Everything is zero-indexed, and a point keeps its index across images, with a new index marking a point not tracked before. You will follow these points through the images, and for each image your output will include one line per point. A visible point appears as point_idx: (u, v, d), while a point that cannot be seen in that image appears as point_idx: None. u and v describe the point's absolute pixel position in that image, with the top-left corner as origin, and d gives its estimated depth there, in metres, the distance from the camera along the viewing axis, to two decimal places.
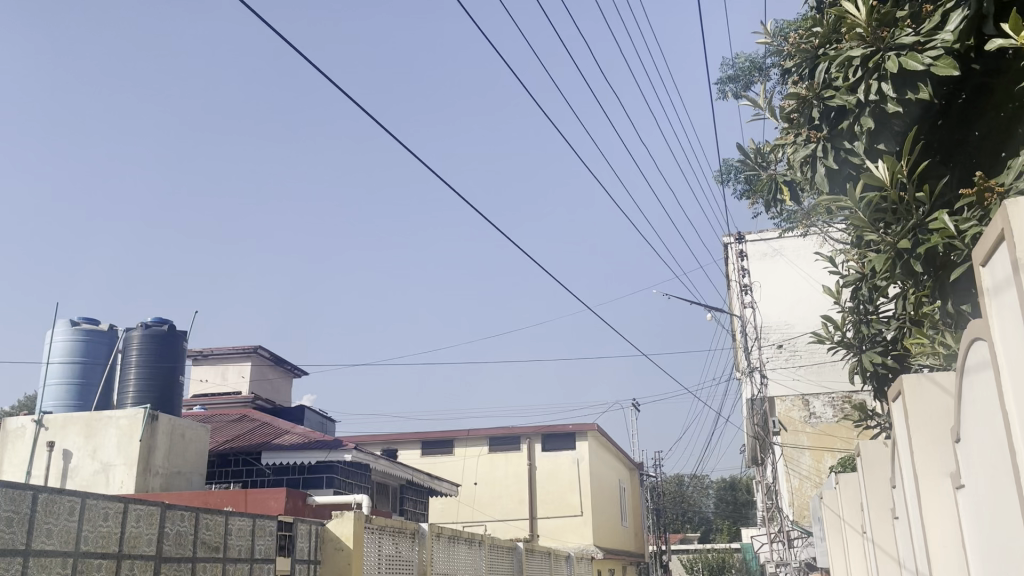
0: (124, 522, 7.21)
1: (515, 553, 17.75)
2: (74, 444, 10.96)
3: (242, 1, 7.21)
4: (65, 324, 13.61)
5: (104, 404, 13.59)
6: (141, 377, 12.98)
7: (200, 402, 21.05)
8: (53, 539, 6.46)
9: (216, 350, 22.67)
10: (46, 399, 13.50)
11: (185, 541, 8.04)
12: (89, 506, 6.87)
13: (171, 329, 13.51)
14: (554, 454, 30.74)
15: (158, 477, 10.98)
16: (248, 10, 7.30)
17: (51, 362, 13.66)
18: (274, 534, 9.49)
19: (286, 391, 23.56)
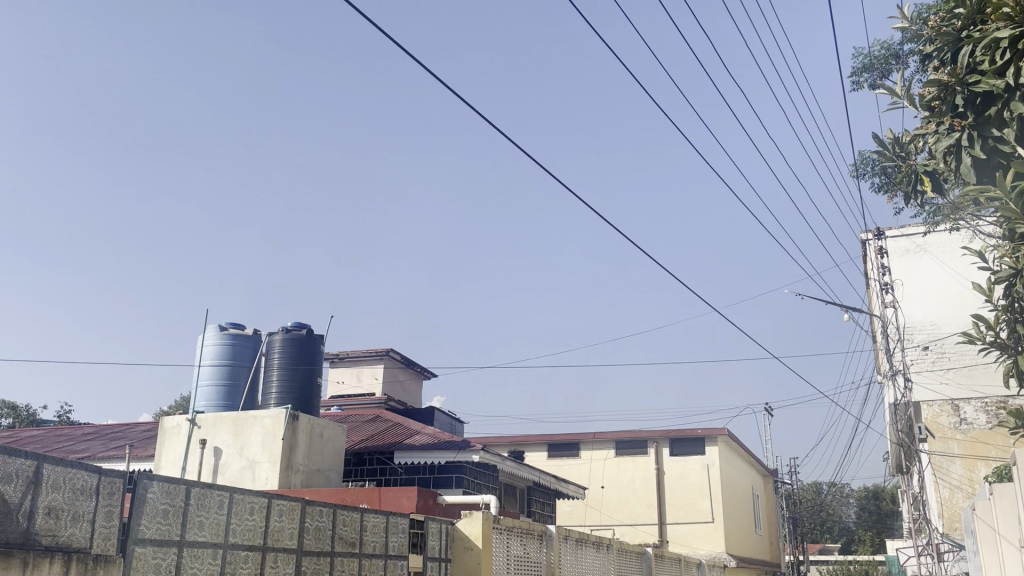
0: (268, 516, 7.65)
1: (644, 557, 17.56)
2: (222, 441, 11.68)
3: (353, 5, 7.41)
4: (214, 331, 14.77)
5: (250, 404, 14.42)
6: (283, 378, 13.71)
7: (337, 402, 21.99)
8: (204, 531, 6.93)
9: (350, 353, 23.63)
10: (198, 399, 14.52)
11: (324, 536, 8.44)
12: (236, 500, 7.33)
13: (309, 333, 14.19)
14: (682, 459, 30.19)
15: (299, 474, 11.56)
16: (358, 11, 7.50)
17: (203, 364, 14.70)
18: (406, 531, 9.81)
19: (416, 393, 24.28)
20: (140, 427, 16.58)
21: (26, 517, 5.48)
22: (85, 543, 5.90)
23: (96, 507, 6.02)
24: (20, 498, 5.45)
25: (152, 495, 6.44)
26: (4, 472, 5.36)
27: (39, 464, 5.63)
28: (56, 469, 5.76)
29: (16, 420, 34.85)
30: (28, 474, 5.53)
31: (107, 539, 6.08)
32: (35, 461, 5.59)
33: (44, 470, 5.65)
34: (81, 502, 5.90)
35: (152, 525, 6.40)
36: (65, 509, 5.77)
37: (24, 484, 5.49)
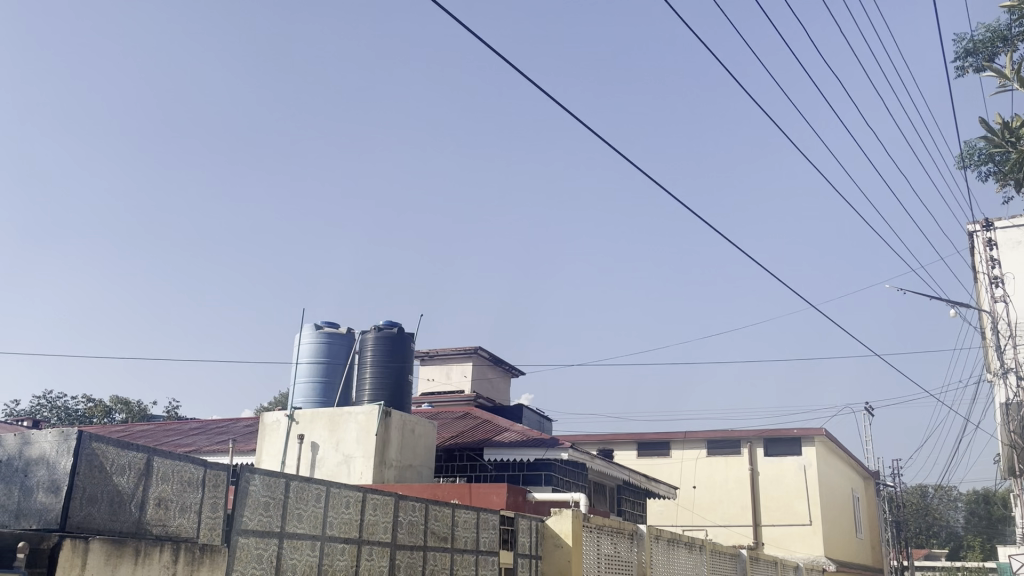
0: (363, 509, 7.85)
1: (738, 560, 17.18)
2: (319, 436, 12.03)
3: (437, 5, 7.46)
4: (311, 329, 15.29)
5: (344, 400, 14.83)
6: (376, 375, 14.03)
7: (428, 399, 22.35)
8: (303, 523, 7.17)
9: (440, 351, 23.97)
10: (296, 395, 15.03)
11: (417, 530, 8.60)
12: (333, 494, 7.55)
13: (400, 331, 14.50)
14: (778, 459, 29.39)
15: (392, 470, 11.82)
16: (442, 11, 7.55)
17: (300, 362, 15.21)
18: (497, 527, 9.90)
19: (505, 390, 24.45)
20: (242, 422, 17.27)
21: (138, 507, 5.79)
22: (192, 532, 6.19)
23: (202, 498, 6.31)
24: (133, 489, 5.76)
25: (254, 488, 6.70)
26: (117, 463, 5.67)
27: (149, 457, 5.93)
28: (165, 462, 6.06)
29: (129, 415, 36.89)
30: (139, 466, 5.84)
31: (213, 530, 6.37)
32: (146, 454, 5.90)
33: (154, 462, 5.96)
34: (189, 494, 6.20)
35: (254, 517, 6.67)
36: (174, 500, 6.07)
37: (136, 475, 5.80)
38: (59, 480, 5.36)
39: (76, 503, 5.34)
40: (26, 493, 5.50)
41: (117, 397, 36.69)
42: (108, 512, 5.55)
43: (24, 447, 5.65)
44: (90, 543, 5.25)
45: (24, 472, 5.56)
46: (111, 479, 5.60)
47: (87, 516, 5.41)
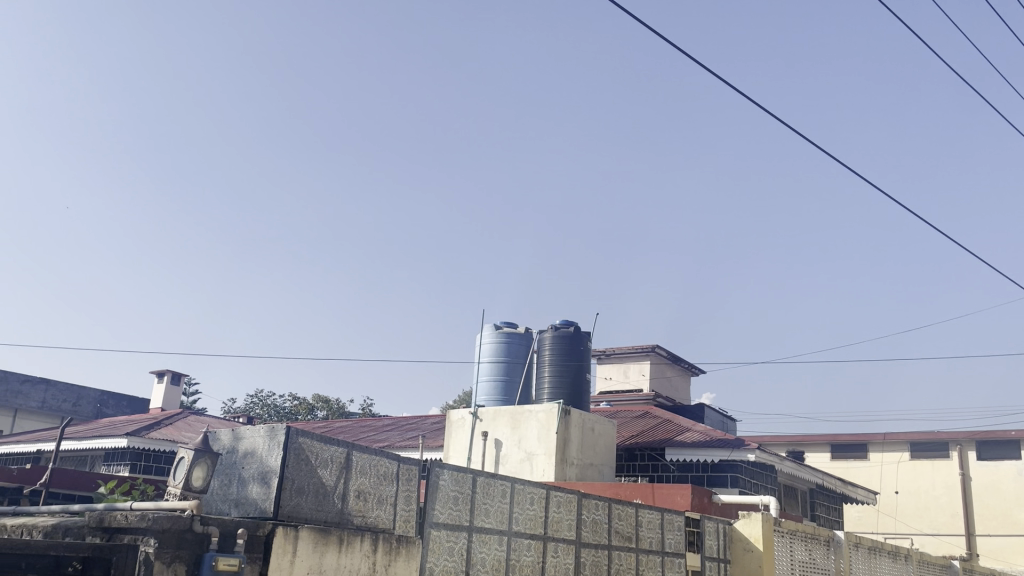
0: (547, 506, 7.95)
1: (950, 571, 15.81)
2: (502, 434, 12.27)
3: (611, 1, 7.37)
4: (491, 329, 15.73)
5: (525, 398, 15.09)
6: (555, 374, 14.16)
7: (606, 398, 22.27)
8: (490, 518, 7.37)
9: (617, 349, 23.81)
10: (479, 394, 15.47)
11: (601, 529, 8.59)
12: (517, 490, 7.70)
13: (576, 330, 14.60)
14: (993, 464, 26.72)
15: (573, 468, 11.91)
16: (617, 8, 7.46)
17: (481, 361, 15.64)
18: (682, 529, 9.70)
19: (684, 389, 23.92)
20: (430, 419, 17.99)
21: (340, 498, 6.17)
22: (389, 524, 6.52)
23: (397, 491, 6.64)
24: (334, 482, 6.15)
25: (444, 482, 6.97)
26: (321, 457, 6.08)
27: (349, 451, 6.31)
28: (363, 456, 6.42)
29: (329, 411, 39.54)
30: (340, 460, 6.22)
31: (408, 521, 6.68)
32: (345, 449, 6.27)
33: (354, 456, 6.33)
34: (385, 487, 6.54)
35: (444, 510, 6.94)
36: (371, 492, 6.42)
37: (337, 469, 6.19)
38: (270, 472, 5.82)
39: (287, 493, 5.78)
40: (241, 484, 6.00)
41: (319, 395, 39.43)
42: (314, 503, 5.96)
43: (240, 442, 6.17)
44: (300, 531, 5.66)
45: (240, 464, 6.07)
46: (316, 471, 6.01)
47: (296, 507, 5.82)
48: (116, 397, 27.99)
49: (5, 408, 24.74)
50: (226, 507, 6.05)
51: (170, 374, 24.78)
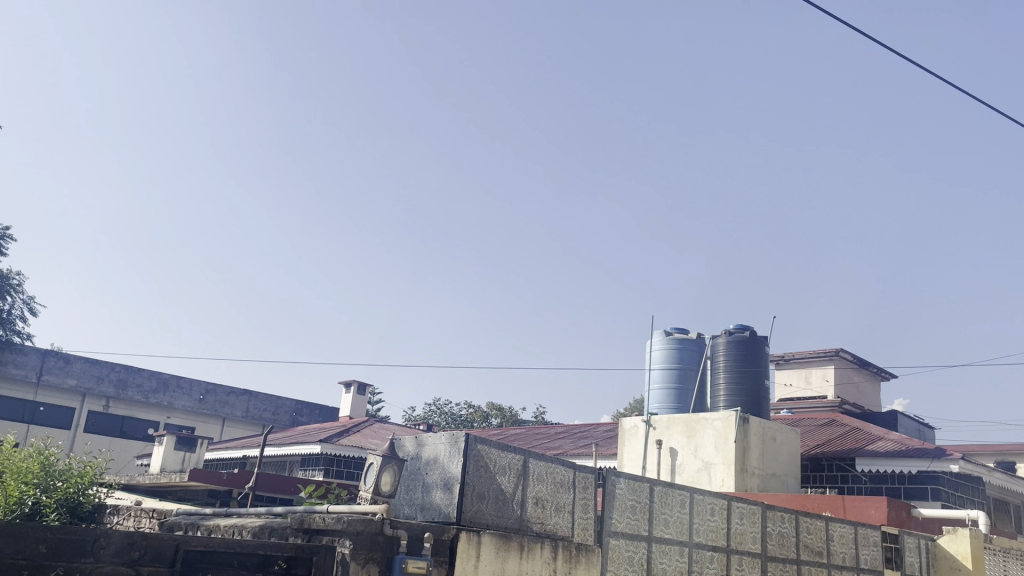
0: (729, 517, 7.69)
1: None
2: (678, 442, 11.96)
3: None
4: (661, 336, 15.49)
5: (700, 405, 14.69)
6: (731, 380, 13.69)
7: (787, 404, 21.26)
8: (670, 528, 7.22)
9: (797, 354, 22.70)
10: (652, 401, 15.24)
11: (789, 542, 8.20)
12: (697, 500, 7.50)
13: (752, 334, 14.08)
14: None
15: (755, 478, 11.46)
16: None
17: (653, 368, 15.40)
18: (879, 545, 9.10)
19: (872, 395, 22.43)
20: (603, 427, 17.90)
21: (519, 505, 6.26)
22: (568, 531, 6.54)
23: (574, 499, 6.66)
24: (513, 488, 6.25)
25: (620, 491, 6.91)
26: (499, 464, 6.19)
27: (525, 459, 6.39)
28: (540, 464, 6.49)
29: (503, 419, 40.36)
30: (518, 467, 6.32)
31: (586, 530, 6.67)
32: (522, 456, 6.37)
33: (530, 464, 6.41)
34: (562, 494, 6.58)
35: (622, 519, 6.88)
36: (549, 499, 6.48)
37: (515, 476, 6.28)
38: (452, 478, 6.00)
39: (468, 499, 5.92)
40: (426, 489, 6.21)
41: (493, 404, 40.37)
42: (494, 509, 6.08)
43: (423, 448, 6.39)
44: (482, 536, 5.79)
45: (425, 471, 6.29)
46: (495, 478, 6.13)
47: (477, 513, 5.96)
48: (308, 405, 29.95)
49: (214, 417, 27.10)
50: (412, 512, 6.29)
51: (355, 384, 26.20)
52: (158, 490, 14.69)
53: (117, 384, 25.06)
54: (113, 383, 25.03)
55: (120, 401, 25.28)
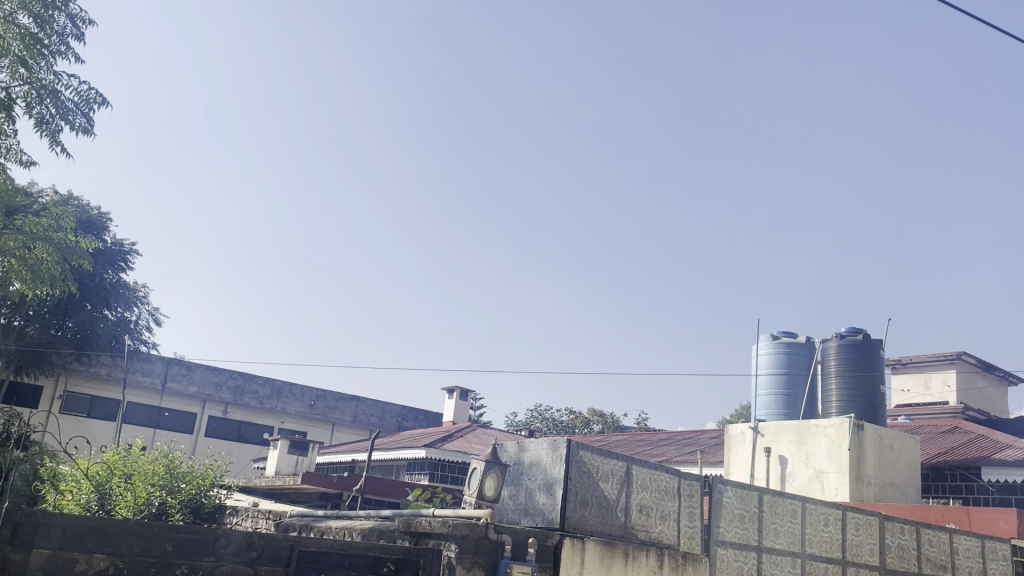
0: (845, 529, 7.38)
1: None
2: (787, 450, 11.56)
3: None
4: (767, 340, 15.07)
5: (810, 412, 14.17)
6: (843, 386, 13.16)
7: (905, 411, 20.26)
8: (781, 539, 7.00)
9: (915, 358, 21.63)
10: (759, 408, 14.81)
11: (909, 556, 7.82)
12: (810, 510, 7.24)
13: (866, 337, 13.50)
14: None
15: (871, 487, 10.98)
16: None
17: (760, 373, 14.98)
18: (1007, 559, 8.61)
19: (999, 402, 21.12)
20: (708, 434, 17.52)
21: (623, 512, 6.20)
22: (674, 540, 6.44)
23: (679, 507, 6.55)
24: (616, 495, 6.19)
25: (728, 499, 6.73)
26: (602, 470, 6.16)
27: (628, 465, 6.33)
28: (643, 471, 6.41)
29: (605, 425, 40.10)
30: (621, 474, 6.26)
31: (693, 538, 6.55)
32: (625, 463, 6.31)
33: (633, 470, 6.34)
34: (667, 502, 6.48)
35: (731, 529, 6.73)
36: (654, 507, 6.39)
37: (619, 482, 6.23)
38: (554, 484, 5.99)
39: (571, 505, 5.91)
40: (529, 494, 6.23)
41: (594, 409, 40.20)
42: (598, 516, 6.04)
43: (525, 453, 6.41)
44: (585, 543, 5.77)
45: (527, 476, 6.31)
46: (598, 484, 6.09)
47: (580, 519, 5.93)
48: (414, 410, 30.59)
49: (324, 422, 28.04)
50: (516, 517, 6.31)
51: (458, 390, 26.55)
52: (272, 492, 15.29)
53: (234, 390, 26.27)
54: (231, 389, 26.24)
55: (237, 407, 26.47)
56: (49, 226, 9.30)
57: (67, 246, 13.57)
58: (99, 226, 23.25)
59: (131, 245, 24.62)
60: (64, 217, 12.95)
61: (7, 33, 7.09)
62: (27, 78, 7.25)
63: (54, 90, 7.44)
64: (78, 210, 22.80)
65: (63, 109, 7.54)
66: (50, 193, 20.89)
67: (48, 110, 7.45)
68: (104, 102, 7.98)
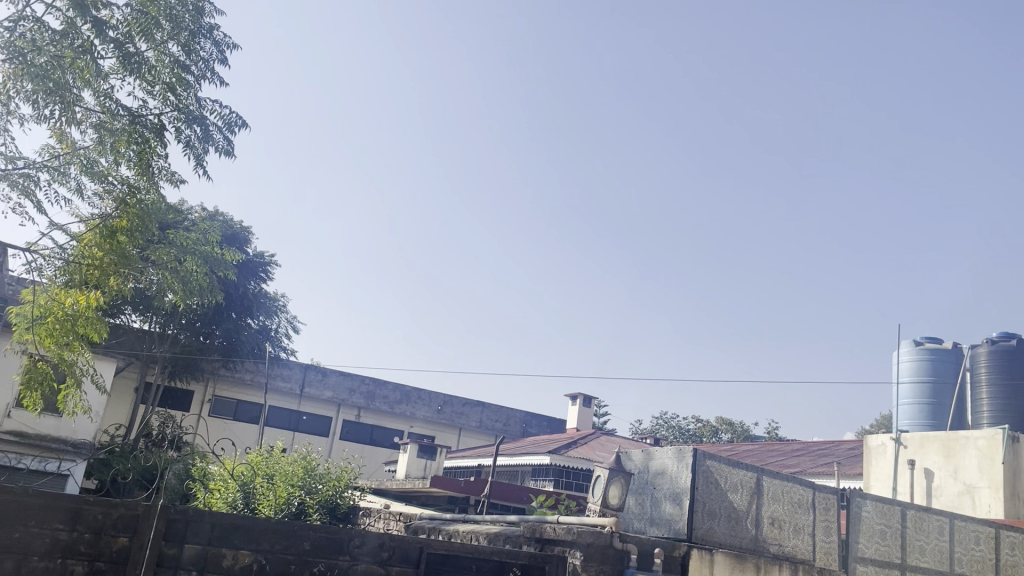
0: (999, 548, 7.03)
1: None
2: (933, 463, 10.85)
3: None
4: (909, 346, 14.26)
5: (958, 423, 13.29)
6: (995, 396, 12.27)
7: None
8: (927, 557, 6.67)
9: None
10: (901, 418, 14.01)
11: None
12: (958, 528, 6.88)
13: (1020, 343, 12.51)
14: None
15: None
16: None
17: (902, 382, 14.19)
18: None
19: None
20: (846, 445, 16.72)
21: (753, 524, 6.02)
22: (809, 555, 6.20)
23: (815, 520, 6.29)
24: (746, 506, 6.02)
25: (867, 514, 6.47)
26: (730, 481, 6.00)
27: (759, 476, 6.14)
28: (774, 482, 6.20)
29: (734, 435, 39.00)
30: (751, 484, 6.09)
31: (830, 554, 6.28)
32: (755, 473, 6.12)
33: (764, 481, 6.15)
34: (801, 515, 6.24)
35: (870, 545, 6.43)
36: (786, 521, 6.17)
37: (748, 493, 6.05)
38: (681, 493, 5.89)
39: (698, 516, 5.79)
40: (655, 504, 6.13)
41: (722, 418, 39.19)
42: (727, 528, 5.89)
43: (651, 461, 6.31)
44: (715, 555, 5.63)
45: (653, 484, 6.22)
46: (726, 495, 5.95)
47: (709, 530, 5.80)
48: (538, 416, 30.80)
49: (452, 427, 28.66)
50: (642, 527, 6.22)
51: (582, 397, 26.53)
52: (403, 494, 15.75)
53: (366, 395, 27.26)
54: (363, 394, 27.25)
55: (369, 411, 27.44)
56: (199, 239, 9.96)
57: (214, 258, 14.49)
58: (242, 239, 24.69)
59: (271, 257, 26.00)
60: (211, 231, 13.85)
61: (159, 62, 7.66)
62: (176, 104, 7.80)
63: (199, 115, 7.96)
64: (223, 225, 24.33)
65: (207, 132, 8.07)
66: (199, 211, 22.35)
67: (194, 133, 7.99)
68: (244, 124, 8.48)
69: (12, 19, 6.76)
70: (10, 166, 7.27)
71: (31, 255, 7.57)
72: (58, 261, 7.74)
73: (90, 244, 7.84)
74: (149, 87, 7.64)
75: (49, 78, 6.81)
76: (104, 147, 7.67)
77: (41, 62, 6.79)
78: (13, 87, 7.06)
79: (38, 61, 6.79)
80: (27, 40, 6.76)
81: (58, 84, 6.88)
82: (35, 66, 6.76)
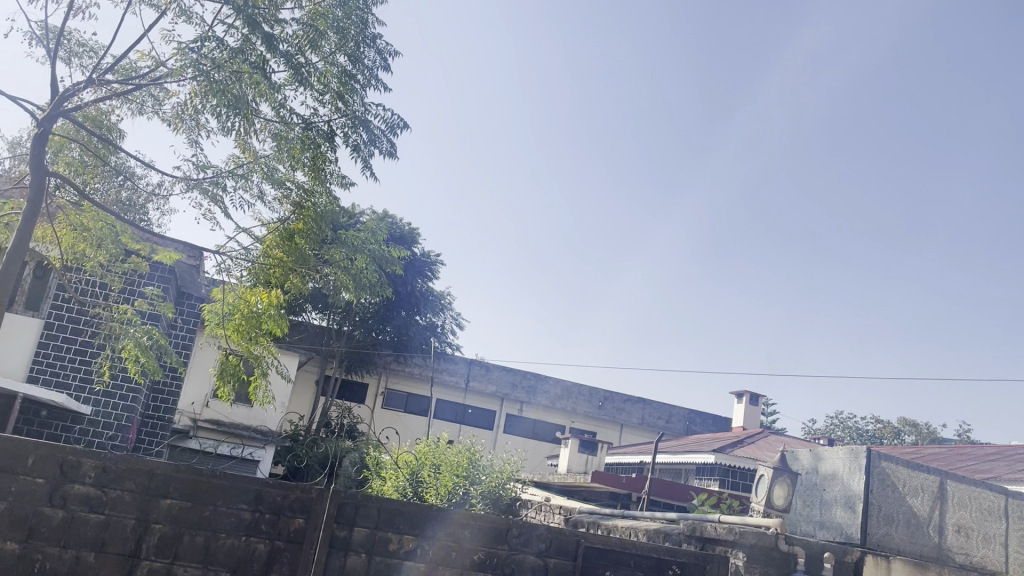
0: None
1: None
2: None
3: None
4: None
5: None
6: None
7: None
8: None
9: None
10: None
11: None
12: None
13: None
14: None
15: None
16: None
17: None
18: None
19: None
20: None
21: (937, 532, 5.58)
22: (1002, 566, 5.70)
23: (1008, 530, 5.78)
24: (929, 511, 5.60)
25: None
26: (909, 484, 5.60)
27: (942, 480, 5.70)
28: (960, 488, 5.73)
29: (919, 436, 36.34)
30: (933, 489, 5.65)
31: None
32: (938, 477, 5.68)
33: (948, 486, 5.69)
34: (992, 524, 5.74)
35: None
36: (976, 529, 5.68)
37: (931, 498, 5.62)
38: (855, 496, 5.55)
39: (873, 521, 5.45)
40: (825, 507, 5.80)
41: (905, 418, 36.66)
42: (907, 533, 5.50)
43: (820, 463, 5.99)
44: (893, 561, 5.27)
45: (822, 486, 5.89)
46: (905, 499, 5.55)
47: (886, 536, 5.45)
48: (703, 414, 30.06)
49: (613, 422, 28.60)
50: (810, 529, 5.92)
51: (748, 395, 25.66)
52: (566, 489, 15.86)
53: (528, 390, 27.71)
54: (525, 389, 27.70)
55: (532, 406, 27.81)
56: (371, 240, 10.47)
57: (382, 256, 15.19)
58: (408, 239, 25.76)
59: (437, 256, 26.86)
60: (379, 230, 14.54)
61: (328, 72, 8.12)
62: (344, 111, 8.25)
63: (365, 119, 8.36)
64: (391, 226, 25.49)
65: (372, 136, 8.47)
66: (369, 213, 23.48)
67: (360, 137, 8.40)
68: (405, 126, 8.82)
69: (196, 40, 7.37)
70: (201, 175, 7.96)
71: (221, 255, 8.22)
72: (245, 262, 8.38)
73: (272, 246, 8.42)
74: (320, 96, 8.12)
75: (229, 92, 7.37)
76: (282, 154, 8.23)
77: (221, 78, 7.36)
78: (200, 102, 7.73)
79: (219, 77, 7.35)
80: (209, 59, 7.35)
81: (237, 97, 7.41)
82: (215, 82, 7.33)
